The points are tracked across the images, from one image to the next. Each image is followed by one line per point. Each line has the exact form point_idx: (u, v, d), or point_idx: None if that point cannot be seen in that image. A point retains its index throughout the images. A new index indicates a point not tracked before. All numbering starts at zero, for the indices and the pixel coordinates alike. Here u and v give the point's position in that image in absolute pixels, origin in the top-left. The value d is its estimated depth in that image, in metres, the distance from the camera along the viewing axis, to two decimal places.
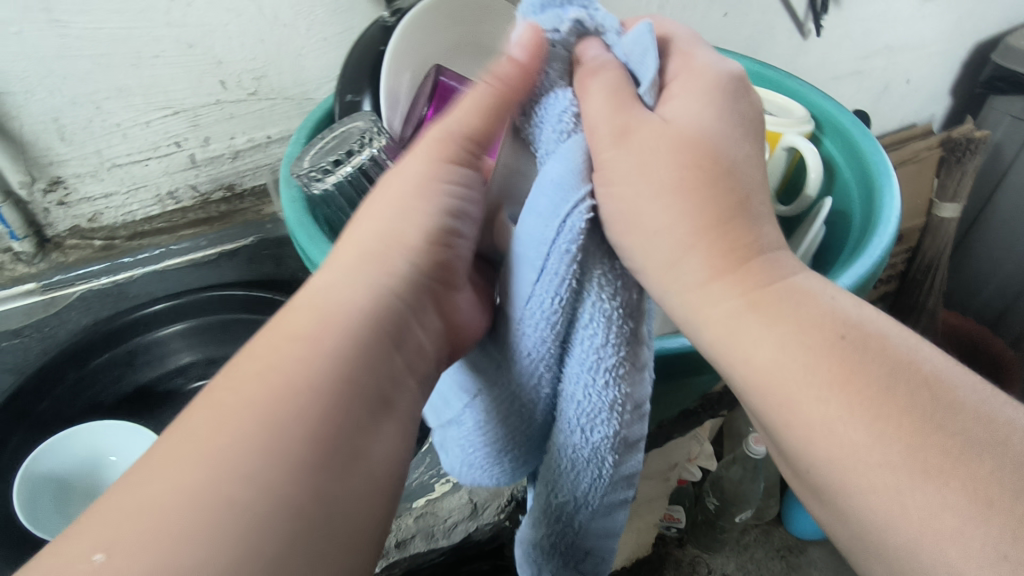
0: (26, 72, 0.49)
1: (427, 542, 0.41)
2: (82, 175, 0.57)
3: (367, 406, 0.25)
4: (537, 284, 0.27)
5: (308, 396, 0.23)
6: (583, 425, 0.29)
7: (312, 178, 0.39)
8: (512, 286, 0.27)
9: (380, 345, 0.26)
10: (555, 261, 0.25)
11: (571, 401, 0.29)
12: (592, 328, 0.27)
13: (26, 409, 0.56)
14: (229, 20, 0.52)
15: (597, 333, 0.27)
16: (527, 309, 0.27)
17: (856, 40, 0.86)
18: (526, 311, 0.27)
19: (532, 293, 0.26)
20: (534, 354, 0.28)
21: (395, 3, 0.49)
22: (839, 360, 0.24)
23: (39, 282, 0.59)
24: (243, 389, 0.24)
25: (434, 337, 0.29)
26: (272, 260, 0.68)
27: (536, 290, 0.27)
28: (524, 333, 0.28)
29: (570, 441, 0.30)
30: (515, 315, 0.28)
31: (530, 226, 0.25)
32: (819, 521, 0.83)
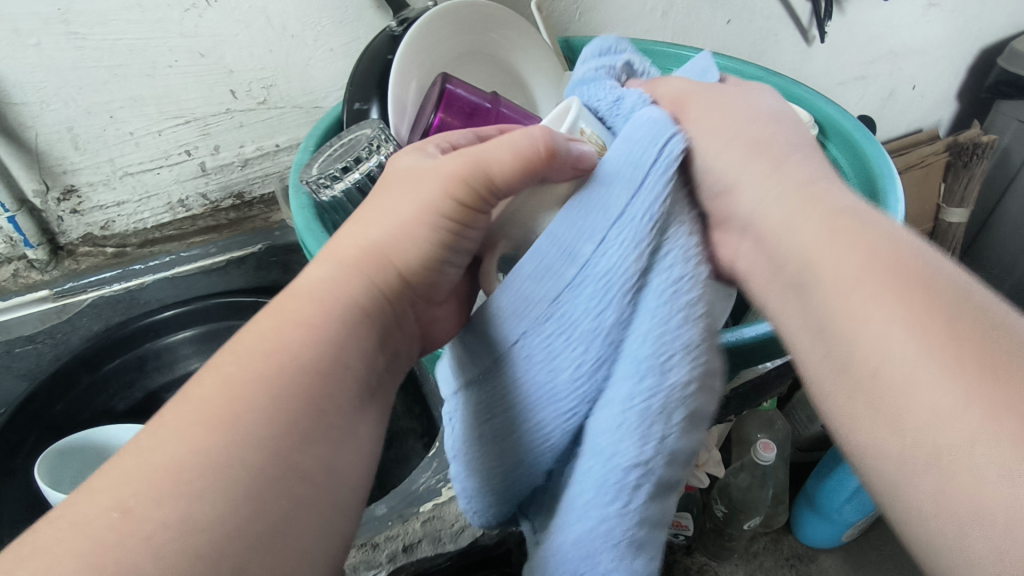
0: (43, 83, 0.50)
1: (434, 546, 0.41)
2: (95, 183, 0.58)
3: (358, 393, 0.27)
4: (608, 202, 0.27)
5: (311, 380, 0.25)
6: (648, 376, 0.25)
7: (320, 185, 0.40)
8: (596, 203, 0.27)
9: (379, 343, 0.29)
10: (652, 178, 0.27)
11: (636, 340, 0.26)
12: (673, 261, 0.26)
13: (39, 413, 0.57)
14: (240, 31, 0.53)
15: (678, 267, 0.26)
16: (606, 235, 0.26)
17: (860, 46, 0.87)
18: (604, 238, 0.26)
19: (623, 211, 0.27)
20: (601, 290, 0.26)
21: (403, 13, 0.49)
22: (928, 287, 0.23)
23: (52, 289, 0.60)
24: (264, 376, 0.25)
25: (410, 343, 0.32)
26: (280, 266, 0.69)
27: (609, 211, 0.27)
28: (602, 251, 0.26)
29: (646, 392, 0.25)
30: (589, 231, 0.27)
31: (622, 154, 0.28)
32: (829, 529, 0.82)
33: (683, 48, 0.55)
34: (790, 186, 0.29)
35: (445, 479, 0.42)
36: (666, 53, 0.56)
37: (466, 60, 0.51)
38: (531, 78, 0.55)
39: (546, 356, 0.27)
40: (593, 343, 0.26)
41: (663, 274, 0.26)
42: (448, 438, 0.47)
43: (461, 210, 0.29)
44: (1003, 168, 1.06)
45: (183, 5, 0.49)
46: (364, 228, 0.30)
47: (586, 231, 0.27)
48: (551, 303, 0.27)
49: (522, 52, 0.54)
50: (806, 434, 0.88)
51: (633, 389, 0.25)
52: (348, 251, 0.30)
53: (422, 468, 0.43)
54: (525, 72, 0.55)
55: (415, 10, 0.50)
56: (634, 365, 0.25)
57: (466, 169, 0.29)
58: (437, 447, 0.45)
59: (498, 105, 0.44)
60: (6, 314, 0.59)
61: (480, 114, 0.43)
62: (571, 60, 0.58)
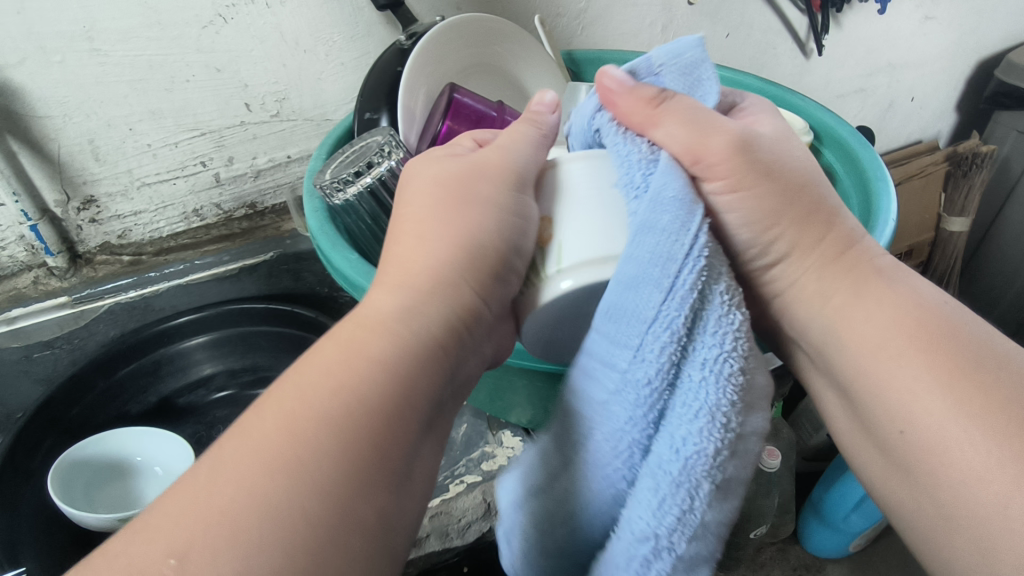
0: (67, 97, 0.52)
1: (442, 541, 0.43)
2: (114, 194, 0.60)
3: None
4: (634, 322, 0.26)
5: None
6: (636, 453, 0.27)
7: (334, 189, 0.42)
8: (628, 311, 0.26)
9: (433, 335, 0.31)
10: (680, 280, 0.26)
11: (680, 405, 0.26)
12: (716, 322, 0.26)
13: (57, 416, 0.58)
14: (254, 47, 0.55)
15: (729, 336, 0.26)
16: (635, 356, 0.26)
17: (859, 58, 0.88)
18: (634, 359, 0.26)
19: (657, 314, 0.26)
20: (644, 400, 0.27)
21: (412, 27, 0.51)
22: (932, 326, 0.28)
23: (70, 296, 0.62)
24: None
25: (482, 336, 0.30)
26: (290, 274, 0.70)
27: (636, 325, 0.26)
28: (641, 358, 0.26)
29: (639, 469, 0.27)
30: (636, 355, 0.26)
31: (651, 245, 0.26)
32: (837, 538, 0.81)
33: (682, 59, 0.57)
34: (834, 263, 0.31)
35: (452, 476, 0.45)
36: None
37: (472, 72, 0.53)
38: (534, 88, 0.57)
39: (648, 489, 0.26)
40: (631, 454, 0.27)
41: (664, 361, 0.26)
42: (455, 436, 0.48)
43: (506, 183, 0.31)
44: (1004, 178, 1.06)
45: (200, 22, 0.52)
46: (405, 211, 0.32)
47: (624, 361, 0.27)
48: (603, 401, 0.28)
49: (527, 66, 0.56)
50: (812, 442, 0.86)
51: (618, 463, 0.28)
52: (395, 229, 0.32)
53: None
54: (528, 82, 0.57)
55: (422, 24, 0.52)
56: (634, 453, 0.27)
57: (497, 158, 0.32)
58: (445, 446, 0.47)
59: (503, 114, 0.46)
60: (27, 320, 0.61)
61: (486, 122, 0.46)
62: (575, 71, 0.60)
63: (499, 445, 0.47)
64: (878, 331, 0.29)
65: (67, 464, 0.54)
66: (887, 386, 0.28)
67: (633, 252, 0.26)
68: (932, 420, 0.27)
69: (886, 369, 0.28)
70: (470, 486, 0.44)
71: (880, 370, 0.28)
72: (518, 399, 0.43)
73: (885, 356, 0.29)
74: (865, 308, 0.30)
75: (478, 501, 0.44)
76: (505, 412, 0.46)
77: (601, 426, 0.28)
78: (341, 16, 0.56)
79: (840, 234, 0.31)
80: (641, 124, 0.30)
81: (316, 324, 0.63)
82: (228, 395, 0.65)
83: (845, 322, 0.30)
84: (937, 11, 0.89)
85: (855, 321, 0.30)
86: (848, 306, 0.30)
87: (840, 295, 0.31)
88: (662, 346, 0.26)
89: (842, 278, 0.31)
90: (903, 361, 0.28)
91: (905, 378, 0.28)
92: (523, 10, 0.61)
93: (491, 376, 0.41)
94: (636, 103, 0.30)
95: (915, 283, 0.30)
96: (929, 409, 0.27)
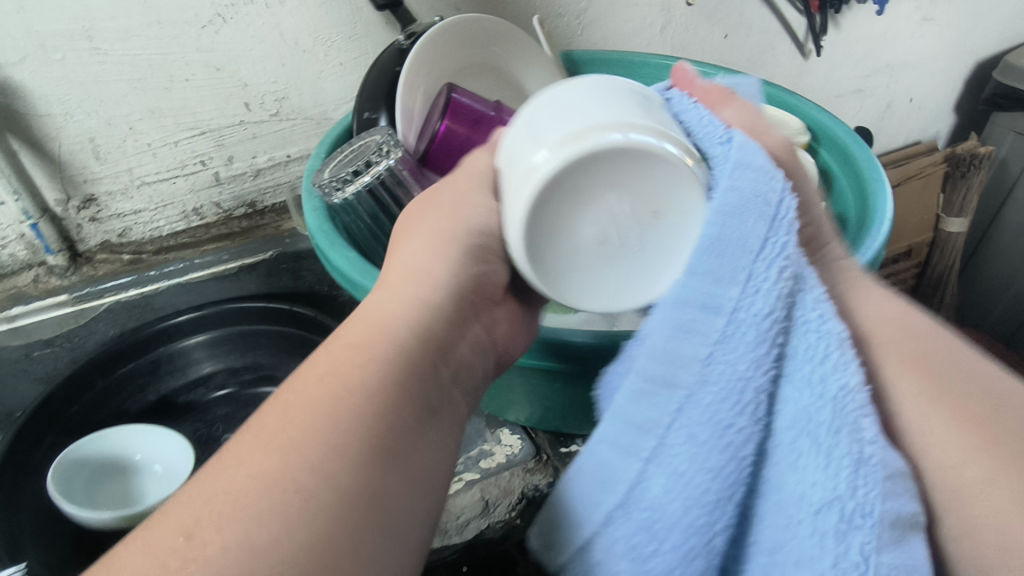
0: (67, 96, 0.53)
1: (440, 538, 0.43)
2: (114, 193, 0.60)
3: None
4: (723, 299, 0.25)
5: None
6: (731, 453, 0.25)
7: (333, 188, 0.42)
8: (732, 242, 0.25)
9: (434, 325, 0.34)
10: (772, 252, 0.25)
11: (793, 389, 0.25)
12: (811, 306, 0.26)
13: (57, 413, 0.58)
14: (253, 46, 0.55)
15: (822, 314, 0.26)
16: (725, 337, 0.25)
17: (857, 59, 0.89)
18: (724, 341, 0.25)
19: (748, 281, 0.25)
20: (746, 385, 0.25)
21: (410, 27, 0.52)
22: (945, 369, 0.28)
23: (70, 294, 0.62)
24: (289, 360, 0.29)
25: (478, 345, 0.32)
26: (290, 273, 0.70)
27: (723, 302, 0.25)
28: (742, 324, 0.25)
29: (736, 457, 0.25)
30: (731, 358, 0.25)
31: (725, 230, 0.26)
32: None
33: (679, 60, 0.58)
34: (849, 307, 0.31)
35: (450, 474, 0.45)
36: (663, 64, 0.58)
37: (470, 72, 0.54)
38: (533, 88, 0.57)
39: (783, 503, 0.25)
40: (746, 427, 0.25)
41: (764, 337, 0.25)
42: None
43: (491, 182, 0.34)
44: (1002, 179, 1.07)
45: (200, 22, 0.52)
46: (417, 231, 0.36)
47: (721, 342, 0.25)
48: (704, 367, 0.25)
49: (526, 66, 0.56)
50: None
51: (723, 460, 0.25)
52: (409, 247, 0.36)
53: None
54: (527, 82, 0.57)
55: (421, 24, 0.52)
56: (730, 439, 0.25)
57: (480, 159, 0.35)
58: None
59: (500, 114, 0.47)
60: (28, 318, 0.61)
61: (485, 121, 0.46)
62: (573, 71, 0.60)
63: (497, 443, 0.47)
64: (904, 377, 0.29)
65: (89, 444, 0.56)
66: (904, 421, 0.28)
67: (726, 230, 0.26)
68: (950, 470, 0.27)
69: (918, 413, 0.28)
70: (468, 483, 0.45)
71: (903, 408, 0.28)
72: (516, 397, 0.43)
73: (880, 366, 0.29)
74: (886, 357, 0.29)
75: (476, 498, 0.44)
76: (503, 410, 0.46)
77: (691, 408, 0.25)
78: (340, 16, 0.56)
79: (832, 267, 0.32)
80: (713, 102, 0.33)
81: (316, 322, 0.63)
82: (229, 393, 0.65)
83: (843, 343, 0.30)
84: (935, 12, 0.89)
85: (851, 343, 0.30)
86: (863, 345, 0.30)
87: (835, 316, 0.31)
88: (762, 325, 0.25)
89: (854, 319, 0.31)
90: (927, 407, 0.28)
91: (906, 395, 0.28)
92: (521, 11, 0.61)
93: None
94: (708, 90, 0.33)
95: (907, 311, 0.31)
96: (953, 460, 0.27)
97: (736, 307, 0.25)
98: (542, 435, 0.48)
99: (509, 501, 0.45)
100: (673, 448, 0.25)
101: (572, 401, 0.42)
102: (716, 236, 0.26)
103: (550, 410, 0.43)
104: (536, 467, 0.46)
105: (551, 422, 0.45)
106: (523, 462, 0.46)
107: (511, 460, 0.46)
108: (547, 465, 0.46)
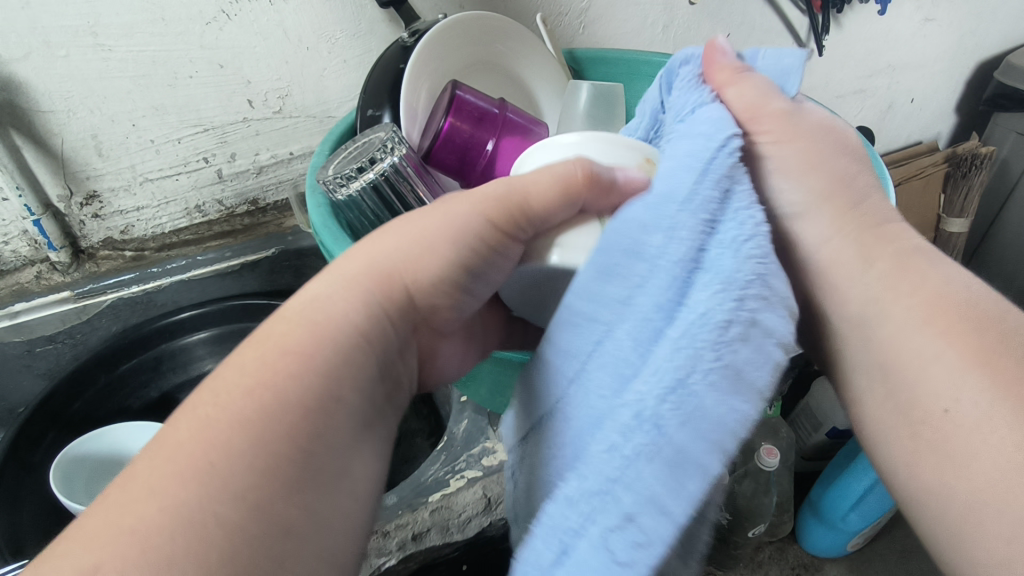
0: (71, 92, 0.53)
1: (443, 536, 0.43)
2: (117, 189, 0.60)
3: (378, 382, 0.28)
4: (643, 237, 0.25)
5: None
6: (645, 389, 0.22)
7: (337, 184, 0.42)
8: (662, 199, 0.25)
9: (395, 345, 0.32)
10: (702, 200, 0.24)
11: (685, 326, 0.23)
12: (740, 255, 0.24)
13: (59, 410, 0.58)
14: (257, 43, 0.55)
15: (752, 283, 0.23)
16: (647, 271, 0.24)
17: (859, 59, 0.89)
18: (644, 277, 0.24)
19: (671, 234, 0.24)
20: (653, 320, 0.24)
21: (414, 25, 0.52)
22: (971, 310, 0.28)
23: (73, 290, 0.62)
24: None
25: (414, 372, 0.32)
26: (293, 272, 0.71)
27: (645, 241, 0.24)
28: (663, 252, 0.24)
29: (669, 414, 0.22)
30: (658, 250, 0.24)
31: (677, 177, 0.25)
32: (836, 538, 0.81)
33: None
34: (866, 239, 0.32)
35: (452, 472, 0.46)
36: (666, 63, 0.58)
37: (473, 70, 0.54)
38: (536, 86, 0.57)
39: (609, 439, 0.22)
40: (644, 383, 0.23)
41: (677, 273, 0.24)
42: (456, 433, 0.48)
43: (497, 226, 0.30)
44: (1003, 180, 1.07)
45: (204, 19, 0.52)
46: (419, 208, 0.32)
47: (638, 269, 0.24)
48: (623, 298, 0.24)
49: (529, 64, 0.56)
50: (811, 441, 0.86)
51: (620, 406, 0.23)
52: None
53: (430, 461, 0.47)
54: (529, 79, 0.57)
55: (425, 22, 0.52)
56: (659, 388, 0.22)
57: (503, 191, 0.30)
58: (446, 442, 0.48)
59: (504, 112, 0.47)
60: (29, 315, 0.61)
61: (489, 119, 0.46)
62: (576, 69, 0.60)
63: (500, 441, 0.47)
64: (932, 324, 0.29)
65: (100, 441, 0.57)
66: (925, 367, 0.29)
67: (672, 181, 0.25)
68: (975, 404, 0.27)
69: (937, 351, 0.28)
70: (470, 481, 0.45)
71: (914, 352, 0.29)
72: (519, 395, 0.43)
73: (917, 342, 0.29)
74: (908, 303, 0.30)
75: (478, 496, 0.44)
76: (506, 408, 0.46)
77: (607, 341, 0.25)
78: (343, 14, 0.56)
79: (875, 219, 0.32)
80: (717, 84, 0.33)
81: None
82: None
83: (880, 320, 0.30)
84: (937, 13, 0.89)
85: (888, 320, 0.30)
86: (888, 293, 0.30)
87: (880, 283, 0.31)
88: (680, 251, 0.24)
89: (883, 256, 0.31)
90: (943, 348, 0.28)
91: (939, 371, 0.28)
92: (525, 9, 0.61)
93: (493, 372, 0.41)
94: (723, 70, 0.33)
95: (951, 273, 0.30)
96: (970, 392, 0.27)
97: (657, 241, 0.24)
98: None
99: None
100: (588, 375, 0.25)
101: None
102: (667, 175, 0.26)
103: None
104: None
105: None
106: None
107: None
108: None
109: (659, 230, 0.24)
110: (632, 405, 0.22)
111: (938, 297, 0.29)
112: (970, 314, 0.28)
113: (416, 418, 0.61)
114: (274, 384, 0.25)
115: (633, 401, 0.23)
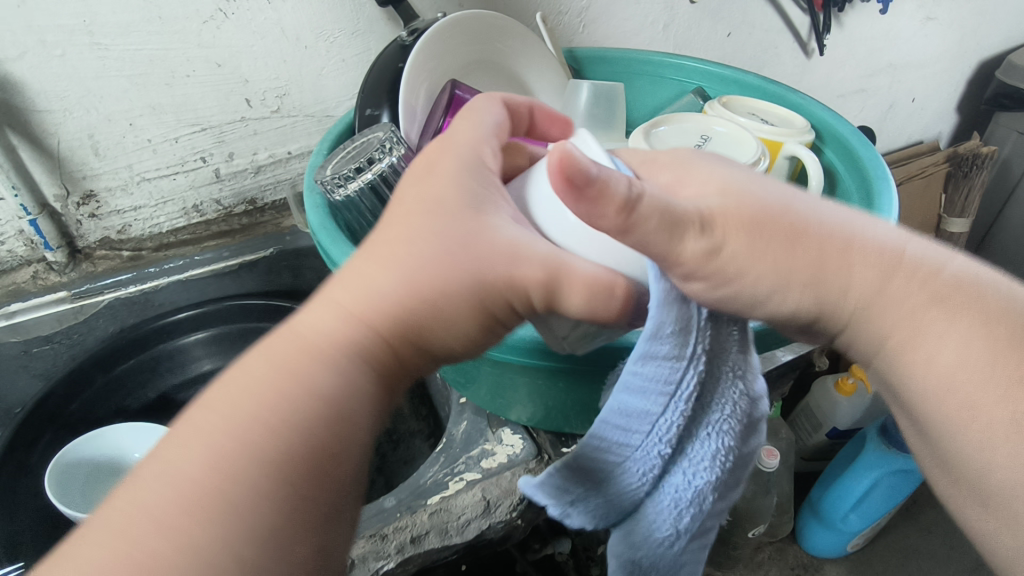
0: (67, 91, 0.52)
1: (441, 538, 0.42)
2: (114, 188, 0.59)
3: None
4: (642, 406, 0.28)
5: None
6: (683, 480, 0.31)
7: (335, 184, 0.42)
8: (645, 377, 0.27)
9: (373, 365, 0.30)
10: (681, 392, 0.28)
11: (689, 464, 0.30)
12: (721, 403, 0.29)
13: (56, 411, 0.57)
14: (255, 42, 0.55)
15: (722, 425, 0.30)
16: (649, 433, 0.29)
17: (860, 59, 0.88)
18: (648, 435, 0.29)
19: (664, 410, 0.28)
20: (653, 462, 0.30)
21: (413, 23, 0.51)
22: (985, 310, 0.28)
23: (70, 290, 0.62)
24: None
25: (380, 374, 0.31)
26: (291, 271, 0.70)
27: (647, 414, 0.29)
28: (659, 423, 0.29)
29: (697, 500, 0.31)
30: (660, 381, 0.27)
31: (653, 368, 0.27)
32: (836, 538, 0.80)
33: (683, 57, 0.57)
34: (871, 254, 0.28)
35: (451, 474, 0.45)
36: (666, 62, 0.58)
37: (473, 69, 0.53)
38: (536, 85, 0.57)
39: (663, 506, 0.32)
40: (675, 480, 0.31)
41: (671, 433, 0.29)
42: (455, 434, 0.48)
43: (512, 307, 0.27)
44: (1004, 180, 1.06)
45: (201, 17, 0.52)
46: (424, 236, 0.26)
47: (640, 426, 0.29)
48: (635, 446, 0.30)
49: (528, 63, 0.56)
50: (811, 442, 0.86)
51: (667, 491, 0.32)
52: (396, 221, 0.27)
53: (429, 463, 0.46)
54: (530, 80, 0.57)
55: (424, 21, 0.52)
56: (679, 498, 0.31)
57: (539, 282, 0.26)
58: (445, 444, 0.47)
59: None
60: (25, 315, 0.60)
61: None
62: (576, 68, 0.60)
63: (498, 442, 0.47)
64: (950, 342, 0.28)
65: (93, 443, 0.56)
66: (950, 385, 0.28)
67: (654, 364, 0.27)
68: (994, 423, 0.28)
69: (965, 366, 0.28)
70: (469, 483, 0.45)
71: (940, 364, 0.28)
72: (518, 397, 0.43)
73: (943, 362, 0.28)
74: (929, 321, 0.28)
75: (477, 498, 0.44)
76: (505, 410, 0.46)
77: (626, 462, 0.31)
78: (341, 12, 0.55)
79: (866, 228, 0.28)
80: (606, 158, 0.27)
81: None
82: None
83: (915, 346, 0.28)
84: (938, 12, 0.89)
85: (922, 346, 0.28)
86: (905, 304, 0.28)
87: (890, 296, 0.28)
88: (673, 421, 0.28)
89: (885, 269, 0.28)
90: (970, 363, 0.28)
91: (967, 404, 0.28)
92: (524, 8, 0.61)
93: (492, 373, 0.41)
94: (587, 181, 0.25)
95: (955, 265, 0.29)
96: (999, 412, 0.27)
97: (655, 421, 0.29)
98: (544, 434, 0.48)
99: (511, 501, 0.44)
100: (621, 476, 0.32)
101: (575, 400, 0.41)
102: (639, 370, 0.27)
103: (552, 409, 0.43)
104: (538, 467, 0.46)
105: (554, 421, 0.45)
106: (525, 462, 0.46)
107: (513, 459, 0.46)
108: (549, 465, 0.46)
109: (650, 405, 0.28)
110: (669, 500, 0.31)
111: (948, 284, 0.28)
112: (985, 309, 0.28)
113: (416, 420, 0.60)
114: (295, 447, 0.23)
115: (670, 484, 0.31)
